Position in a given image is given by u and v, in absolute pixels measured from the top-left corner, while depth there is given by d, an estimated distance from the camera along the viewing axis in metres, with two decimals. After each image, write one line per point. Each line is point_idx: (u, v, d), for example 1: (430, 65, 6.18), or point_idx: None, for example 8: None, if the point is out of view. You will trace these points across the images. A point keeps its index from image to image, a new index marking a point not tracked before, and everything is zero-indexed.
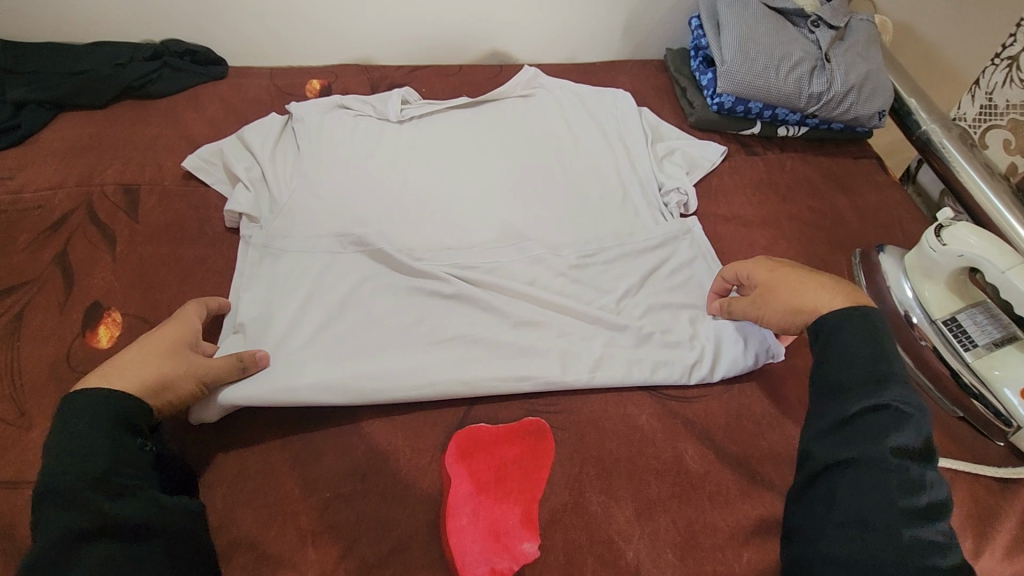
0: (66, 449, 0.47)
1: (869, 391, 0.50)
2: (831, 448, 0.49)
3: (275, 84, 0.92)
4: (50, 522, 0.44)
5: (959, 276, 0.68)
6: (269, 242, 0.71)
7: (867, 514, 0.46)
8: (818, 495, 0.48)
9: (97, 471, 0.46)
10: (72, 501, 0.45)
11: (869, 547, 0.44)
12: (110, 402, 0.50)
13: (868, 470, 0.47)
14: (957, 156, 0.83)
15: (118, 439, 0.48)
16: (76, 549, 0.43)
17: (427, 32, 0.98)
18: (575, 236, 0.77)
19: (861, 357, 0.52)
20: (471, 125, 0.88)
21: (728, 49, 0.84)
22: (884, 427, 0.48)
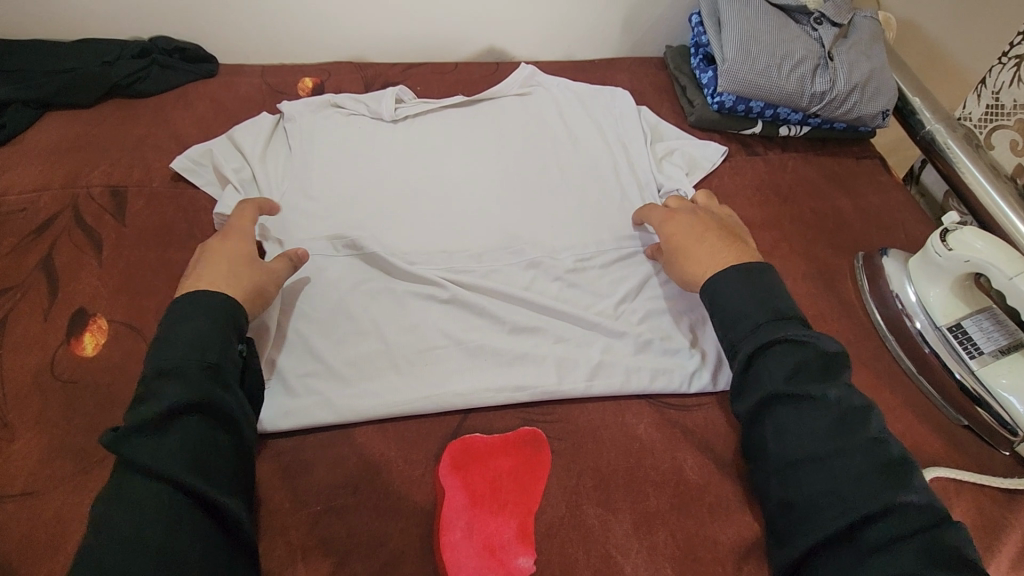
0: (180, 338, 0.52)
1: (755, 339, 0.58)
2: (747, 398, 0.56)
3: (267, 82, 0.90)
4: (155, 395, 0.49)
5: (964, 281, 0.66)
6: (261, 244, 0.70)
7: (797, 450, 0.52)
8: (756, 440, 0.55)
9: (204, 360, 0.52)
10: (186, 378, 0.50)
11: (813, 476, 0.50)
12: (220, 302, 0.56)
13: (784, 406, 0.54)
14: (961, 156, 0.82)
15: (226, 343, 0.54)
16: (169, 423, 0.48)
17: (421, 29, 0.96)
18: (574, 239, 0.75)
19: (741, 308, 0.60)
20: (467, 125, 0.87)
21: (729, 47, 0.82)
22: (778, 362, 0.55)
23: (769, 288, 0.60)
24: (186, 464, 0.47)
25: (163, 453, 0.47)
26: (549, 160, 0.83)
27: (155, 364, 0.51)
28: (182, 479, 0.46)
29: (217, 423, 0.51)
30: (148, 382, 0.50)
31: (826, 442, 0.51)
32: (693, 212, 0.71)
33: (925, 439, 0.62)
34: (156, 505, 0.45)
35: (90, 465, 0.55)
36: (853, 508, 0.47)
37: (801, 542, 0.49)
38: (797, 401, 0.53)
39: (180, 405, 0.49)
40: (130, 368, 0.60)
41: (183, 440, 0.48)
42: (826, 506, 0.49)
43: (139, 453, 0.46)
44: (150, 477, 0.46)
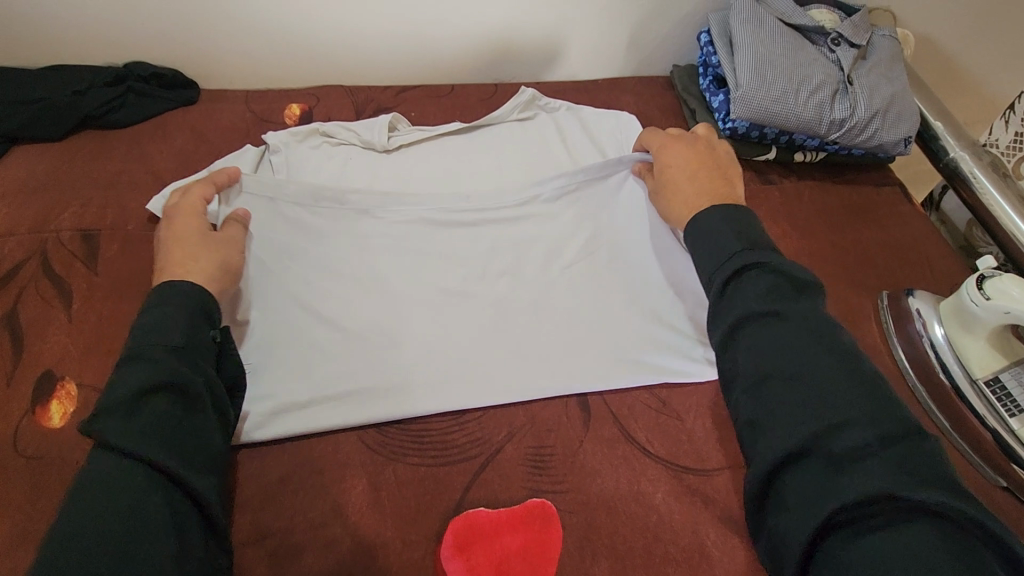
0: (150, 322, 0.52)
1: (727, 266, 0.55)
2: (718, 323, 0.54)
3: (252, 109, 0.85)
4: (127, 378, 0.48)
5: (1001, 331, 0.62)
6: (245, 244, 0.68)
7: (766, 366, 0.49)
8: (726, 368, 0.52)
9: (176, 342, 0.51)
10: (155, 359, 0.49)
11: (782, 392, 0.48)
12: (186, 286, 0.55)
13: (755, 328, 0.51)
14: (987, 186, 0.77)
15: (198, 328, 0.53)
16: (142, 402, 0.47)
17: (415, 51, 0.90)
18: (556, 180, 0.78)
19: (714, 241, 0.58)
20: (463, 155, 0.82)
21: (743, 71, 0.77)
22: (750, 286, 0.53)
23: (740, 220, 0.59)
24: (155, 442, 0.46)
25: (134, 433, 0.46)
26: (541, 150, 0.83)
27: (128, 350, 0.50)
28: (153, 457, 0.45)
29: (189, 404, 0.50)
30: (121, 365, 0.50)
31: (797, 360, 0.49)
32: (692, 147, 0.72)
33: None
34: (128, 485, 0.44)
35: None
36: (822, 422, 0.45)
37: (766, 460, 0.46)
38: (763, 320, 0.51)
39: (151, 385, 0.48)
40: None
41: (152, 418, 0.47)
42: (796, 423, 0.46)
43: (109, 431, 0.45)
44: (120, 454, 0.45)
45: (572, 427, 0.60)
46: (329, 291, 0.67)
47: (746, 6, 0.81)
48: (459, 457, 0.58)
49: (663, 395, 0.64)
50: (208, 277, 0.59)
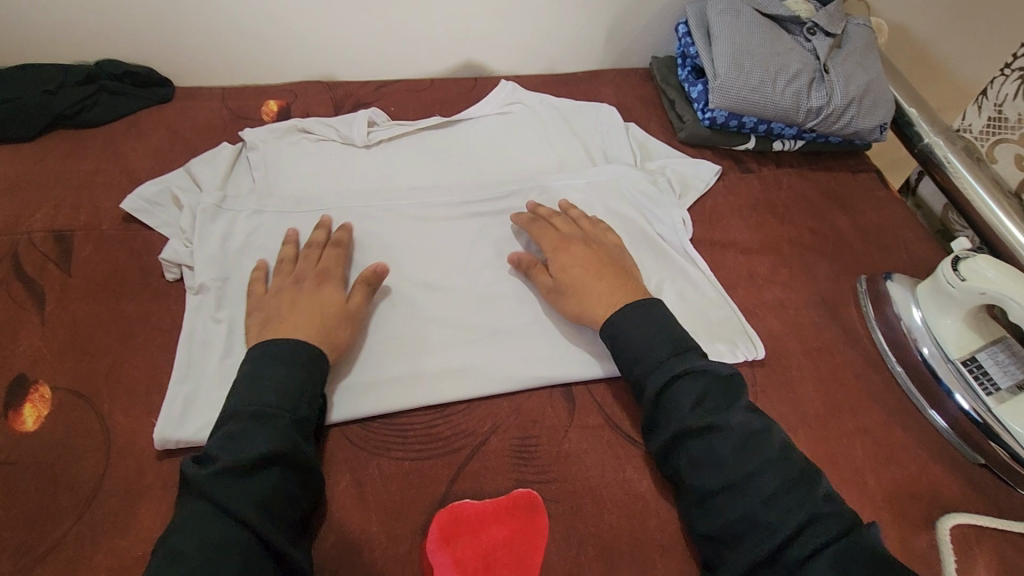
0: (272, 385, 0.53)
1: (657, 375, 0.56)
2: (657, 438, 0.55)
3: (228, 107, 0.84)
4: (248, 442, 0.49)
5: (977, 312, 0.63)
6: (224, 242, 0.68)
7: (715, 482, 0.51)
8: (674, 477, 0.54)
9: (297, 413, 0.52)
10: (279, 429, 0.50)
11: (730, 505, 0.50)
12: (303, 352, 0.56)
13: (693, 440, 0.53)
14: (961, 169, 0.78)
15: (313, 396, 0.54)
16: (257, 468, 0.48)
17: (393, 46, 0.90)
18: (524, 174, 0.80)
19: (639, 347, 0.58)
20: (443, 150, 0.81)
21: (721, 61, 0.78)
22: (681, 398, 0.54)
23: (661, 320, 0.59)
24: (260, 512, 0.47)
25: (243, 499, 0.46)
26: (523, 141, 0.83)
27: (247, 407, 0.51)
28: (261, 526, 0.46)
29: (296, 472, 0.50)
30: (234, 423, 0.51)
31: (738, 472, 0.51)
32: (589, 242, 0.68)
33: (942, 482, 0.58)
34: (235, 551, 0.44)
35: (33, 561, 0.48)
36: (775, 533, 0.48)
37: (733, 572, 0.48)
38: (700, 434, 0.53)
39: (267, 454, 0.48)
40: (73, 444, 0.54)
41: (263, 487, 0.48)
42: (751, 534, 0.48)
43: (224, 491, 0.46)
44: (229, 518, 0.46)
45: (557, 417, 0.60)
46: None
47: None
48: (443, 450, 0.57)
49: None
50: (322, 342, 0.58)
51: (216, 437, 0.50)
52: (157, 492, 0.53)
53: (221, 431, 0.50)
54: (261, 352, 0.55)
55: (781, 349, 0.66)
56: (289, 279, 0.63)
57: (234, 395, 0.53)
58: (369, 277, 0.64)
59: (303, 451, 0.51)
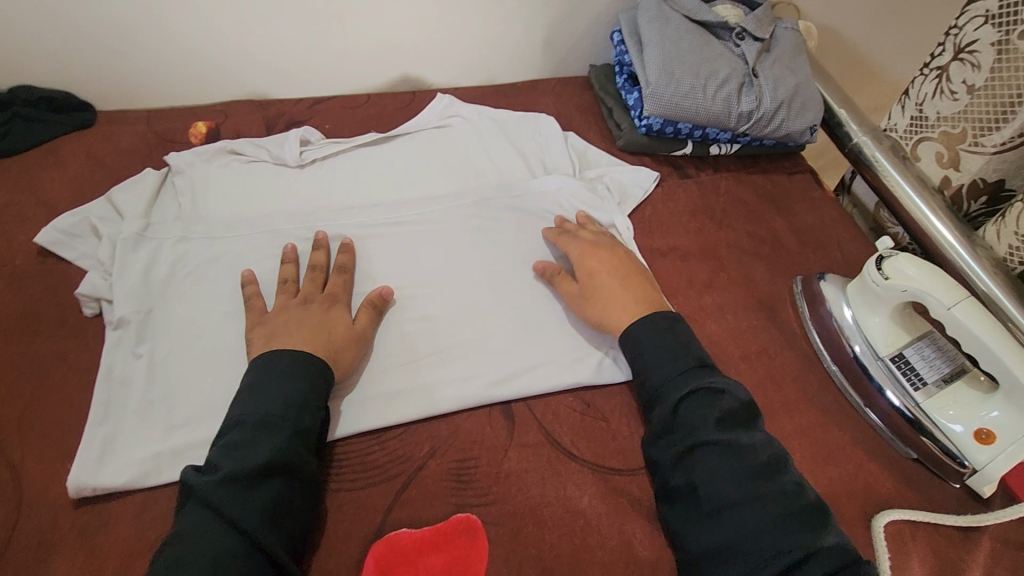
0: (278, 395, 0.53)
1: (679, 384, 0.57)
2: (669, 448, 0.55)
3: (154, 131, 0.81)
4: (252, 451, 0.49)
5: (903, 309, 0.64)
6: (147, 271, 0.65)
7: (729, 494, 0.51)
8: (676, 493, 0.53)
9: (301, 424, 0.52)
10: (280, 437, 0.51)
11: (741, 519, 0.50)
12: (310, 366, 0.56)
13: (706, 454, 0.53)
14: (888, 167, 0.80)
15: (317, 403, 0.54)
16: (262, 478, 0.49)
17: (326, 61, 0.88)
18: (464, 188, 0.79)
19: (661, 358, 0.60)
20: (380, 168, 0.80)
21: (652, 69, 0.78)
22: (701, 411, 0.55)
23: (685, 336, 0.62)
24: (265, 524, 0.47)
25: (249, 510, 0.47)
26: (462, 154, 0.83)
27: (252, 417, 0.52)
28: (263, 538, 0.46)
29: (297, 482, 0.50)
30: (236, 432, 0.51)
31: (751, 490, 0.51)
32: (617, 250, 0.70)
33: (876, 479, 0.59)
34: (233, 560, 0.45)
35: None
36: (781, 552, 0.47)
37: None
38: (721, 446, 0.53)
39: (268, 466, 0.49)
40: None
41: (265, 498, 0.48)
42: (754, 551, 0.48)
43: (227, 502, 0.47)
44: (233, 529, 0.46)
45: (496, 437, 0.59)
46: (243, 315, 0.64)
47: (652, 6, 0.82)
48: (380, 478, 0.56)
49: (587, 395, 0.64)
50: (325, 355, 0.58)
51: (218, 445, 0.51)
52: (71, 543, 0.50)
53: (223, 441, 0.51)
54: (265, 363, 0.55)
55: (720, 355, 0.66)
56: (294, 300, 0.62)
57: (238, 405, 0.53)
58: (375, 301, 0.64)
59: (302, 463, 0.51)
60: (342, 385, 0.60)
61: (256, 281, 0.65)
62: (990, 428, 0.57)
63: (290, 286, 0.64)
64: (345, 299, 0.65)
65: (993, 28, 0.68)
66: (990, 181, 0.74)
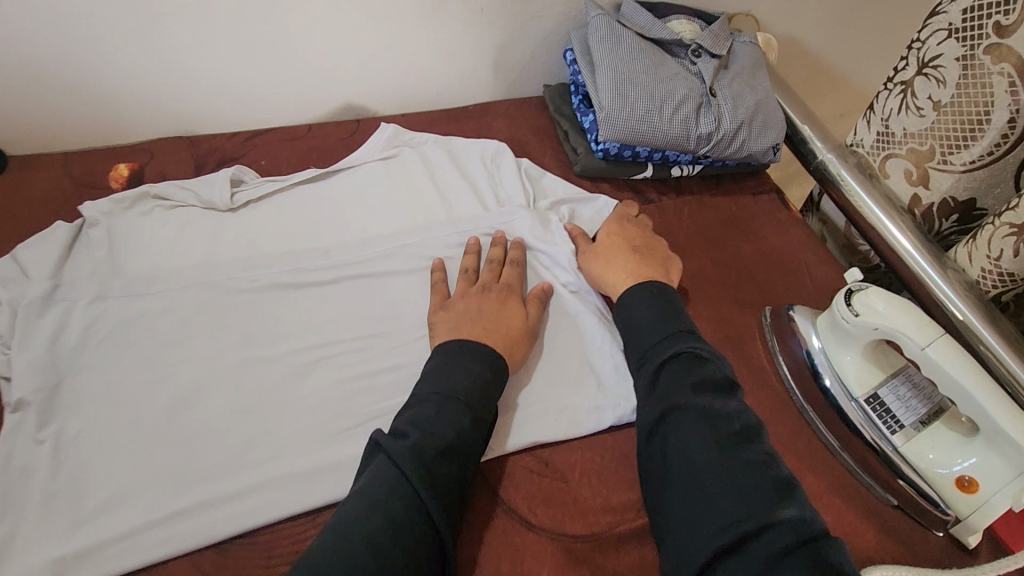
0: (464, 377, 0.53)
1: (666, 346, 0.60)
2: (650, 411, 0.56)
3: (70, 175, 0.74)
4: (434, 425, 0.50)
5: (875, 345, 0.60)
6: (54, 340, 0.58)
7: (696, 456, 0.51)
8: (650, 460, 0.54)
9: (479, 413, 0.53)
10: (460, 423, 0.51)
11: (712, 481, 0.50)
12: (495, 358, 0.56)
13: (679, 416, 0.54)
14: (854, 187, 0.77)
15: (495, 395, 0.55)
16: (447, 457, 0.49)
17: (262, 92, 0.82)
18: (411, 224, 0.74)
19: (651, 324, 0.62)
20: (321, 206, 0.75)
21: (605, 92, 0.74)
22: (682, 373, 0.57)
23: (677, 306, 0.64)
24: (438, 499, 0.47)
25: (428, 485, 0.46)
26: (409, 187, 0.77)
27: (440, 394, 0.52)
28: (436, 517, 0.46)
29: (471, 471, 0.50)
30: (422, 408, 0.51)
31: (719, 455, 0.51)
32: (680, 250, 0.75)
33: (857, 531, 0.55)
34: (411, 531, 0.44)
35: None
36: (739, 515, 0.47)
37: (698, 555, 0.47)
38: (697, 410, 0.54)
39: (450, 448, 0.49)
40: None
41: (445, 478, 0.48)
42: (710, 515, 0.48)
43: (416, 475, 0.46)
44: (412, 498, 0.46)
45: None
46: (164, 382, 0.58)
47: (602, 25, 0.78)
48: None
49: (544, 453, 0.59)
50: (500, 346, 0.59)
51: (405, 416, 0.51)
52: None
53: (411, 412, 0.51)
54: (453, 347, 0.56)
55: None
56: (473, 287, 0.64)
57: (424, 383, 0.54)
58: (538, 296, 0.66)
59: (477, 450, 0.51)
60: (517, 384, 0.61)
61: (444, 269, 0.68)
62: (971, 475, 0.53)
63: (470, 275, 0.66)
64: (519, 289, 0.66)
65: (956, 42, 0.66)
66: (961, 200, 0.71)
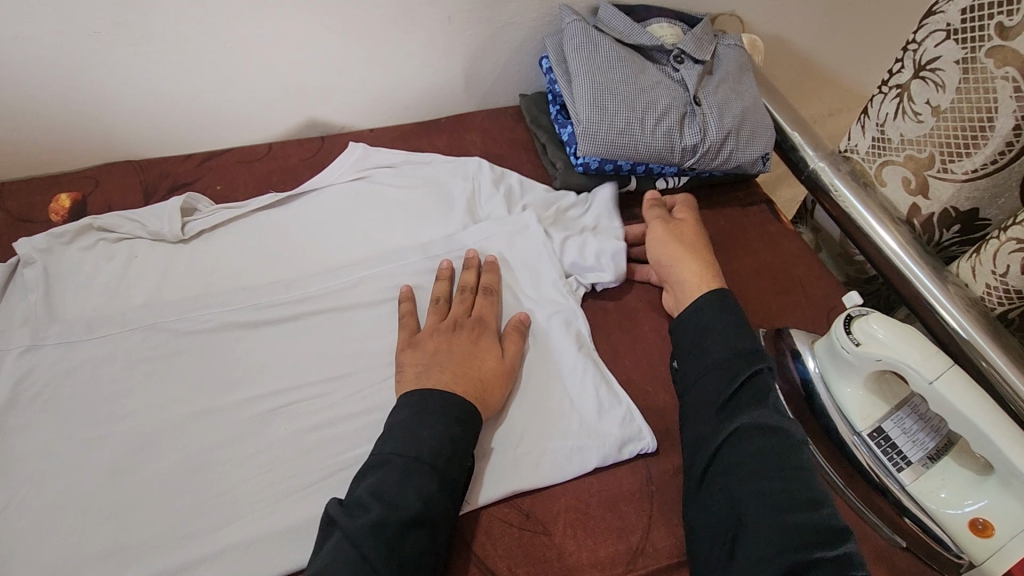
0: (428, 437, 0.49)
1: (743, 359, 0.55)
2: (717, 427, 0.53)
3: (5, 209, 0.68)
4: (395, 493, 0.46)
5: (878, 374, 0.56)
6: None
7: (767, 478, 0.49)
8: (709, 475, 0.51)
9: (449, 475, 0.49)
10: (425, 487, 0.47)
11: (780, 504, 0.48)
12: (464, 408, 0.52)
13: (752, 434, 0.51)
14: (849, 197, 0.72)
15: (465, 451, 0.51)
16: (409, 528, 0.45)
17: (217, 111, 0.77)
18: (379, 250, 0.69)
19: (721, 335, 0.57)
20: (281, 234, 0.69)
21: (583, 104, 0.69)
22: (759, 392, 0.54)
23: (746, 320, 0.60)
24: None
25: (382, 561, 0.43)
26: (376, 209, 0.72)
27: (402, 457, 0.48)
28: None
29: (440, 539, 0.47)
30: (385, 474, 0.48)
31: (789, 476, 0.49)
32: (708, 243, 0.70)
33: None
34: None
35: None
36: (811, 543, 0.45)
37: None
38: (773, 429, 0.52)
39: (411, 519, 0.45)
40: None
41: (409, 552, 0.45)
42: (781, 541, 0.45)
43: (376, 550, 0.44)
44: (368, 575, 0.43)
45: None
46: (106, 443, 0.53)
47: (578, 31, 0.73)
48: None
49: (526, 502, 0.54)
50: (470, 391, 0.54)
51: (367, 482, 0.48)
52: None
53: (371, 479, 0.48)
54: (420, 403, 0.52)
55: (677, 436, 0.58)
56: (443, 323, 0.60)
57: (387, 442, 0.50)
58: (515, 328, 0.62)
59: (447, 516, 0.48)
60: (492, 426, 0.57)
61: (413, 299, 0.63)
62: (985, 517, 0.49)
63: (441, 306, 0.62)
64: (495, 325, 0.61)
65: (956, 44, 0.62)
66: (964, 210, 0.67)
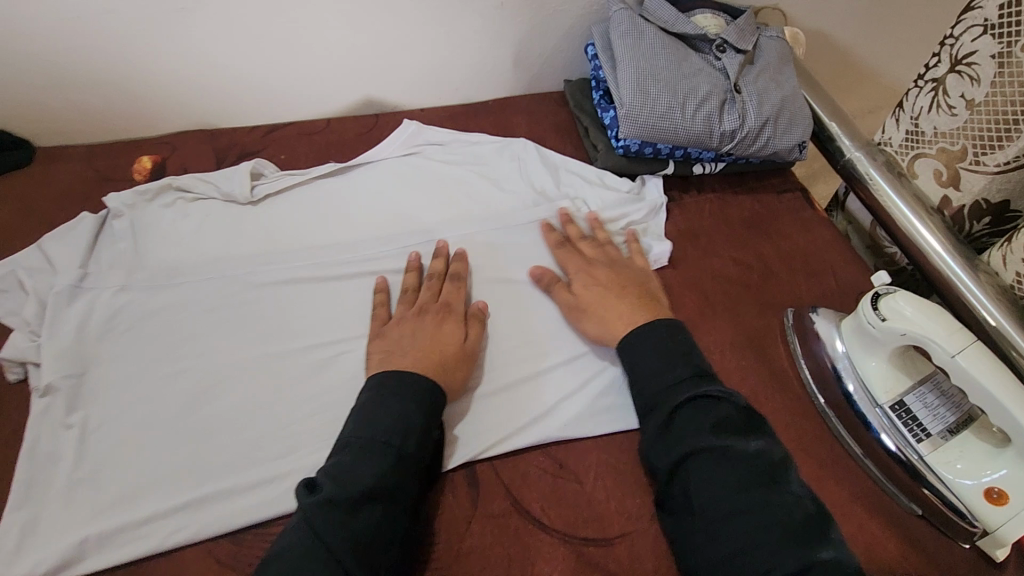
0: (384, 418, 0.52)
1: (678, 392, 0.55)
2: (665, 456, 0.53)
3: (94, 168, 0.76)
4: (354, 475, 0.48)
5: (903, 350, 0.59)
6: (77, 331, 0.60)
7: (715, 503, 0.48)
8: (671, 498, 0.52)
9: (403, 449, 0.51)
10: (379, 461, 0.49)
11: (733, 533, 0.47)
12: (422, 386, 0.54)
13: (699, 462, 0.51)
14: (884, 187, 0.74)
15: (426, 429, 0.53)
16: (362, 504, 0.47)
17: (282, 86, 0.83)
18: (429, 220, 0.73)
19: (651, 372, 0.57)
20: (338, 200, 0.74)
21: (626, 89, 0.72)
22: (696, 417, 0.53)
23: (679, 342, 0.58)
24: (349, 549, 0.45)
25: (339, 534, 0.45)
26: (429, 183, 0.77)
27: (357, 440, 0.51)
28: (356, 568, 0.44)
29: (396, 514, 0.48)
30: (342, 457, 0.50)
31: (737, 499, 0.48)
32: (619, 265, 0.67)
33: (878, 541, 0.53)
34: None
35: None
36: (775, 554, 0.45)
37: None
38: (718, 454, 0.50)
39: (367, 492, 0.47)
40: None
41: (366, 524, 0.46)
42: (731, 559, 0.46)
43: (326, 525, 0.45)
44: (325, 551, 0.44)
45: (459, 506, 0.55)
46: (182, 376, 0.59)
47: (625, 19, 0.76)
48: None
49: (559, 452, 0.59)
50: None
51: (327, 465, 0.50)
52: None
53: (330, 462, 0.50)
54: (384, 380, 0.55)
55: None
56: (409, 311, 0.62)
57: (348, 426, 0.52)
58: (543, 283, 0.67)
59: (402, 491, 0.50)
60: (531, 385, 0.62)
61: (419, 268, 0.67)
62: (1001, 487, 0.52)
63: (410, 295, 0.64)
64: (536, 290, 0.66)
65: (992, 39, 0.64)
66: (994, 201, 0.69)
